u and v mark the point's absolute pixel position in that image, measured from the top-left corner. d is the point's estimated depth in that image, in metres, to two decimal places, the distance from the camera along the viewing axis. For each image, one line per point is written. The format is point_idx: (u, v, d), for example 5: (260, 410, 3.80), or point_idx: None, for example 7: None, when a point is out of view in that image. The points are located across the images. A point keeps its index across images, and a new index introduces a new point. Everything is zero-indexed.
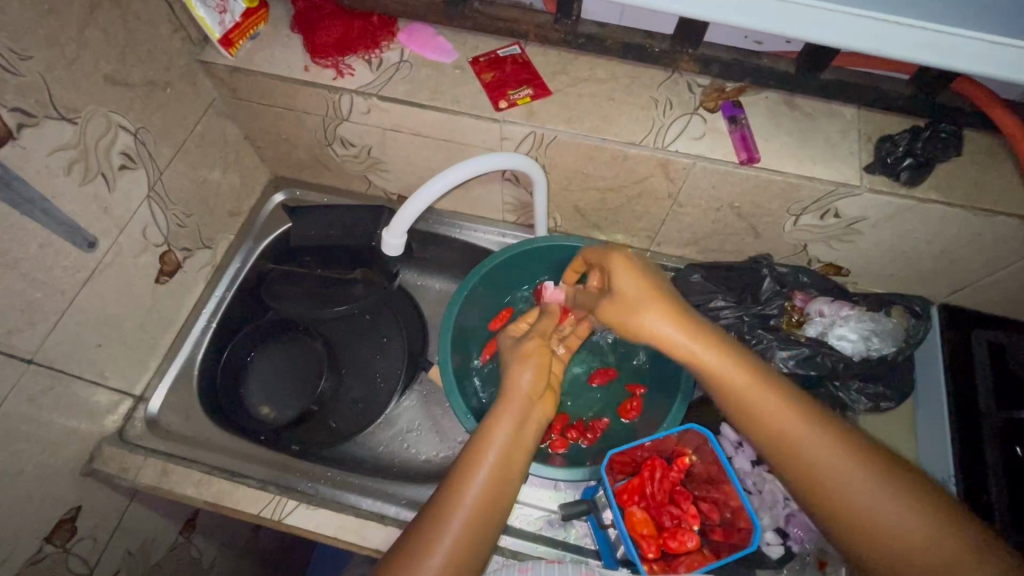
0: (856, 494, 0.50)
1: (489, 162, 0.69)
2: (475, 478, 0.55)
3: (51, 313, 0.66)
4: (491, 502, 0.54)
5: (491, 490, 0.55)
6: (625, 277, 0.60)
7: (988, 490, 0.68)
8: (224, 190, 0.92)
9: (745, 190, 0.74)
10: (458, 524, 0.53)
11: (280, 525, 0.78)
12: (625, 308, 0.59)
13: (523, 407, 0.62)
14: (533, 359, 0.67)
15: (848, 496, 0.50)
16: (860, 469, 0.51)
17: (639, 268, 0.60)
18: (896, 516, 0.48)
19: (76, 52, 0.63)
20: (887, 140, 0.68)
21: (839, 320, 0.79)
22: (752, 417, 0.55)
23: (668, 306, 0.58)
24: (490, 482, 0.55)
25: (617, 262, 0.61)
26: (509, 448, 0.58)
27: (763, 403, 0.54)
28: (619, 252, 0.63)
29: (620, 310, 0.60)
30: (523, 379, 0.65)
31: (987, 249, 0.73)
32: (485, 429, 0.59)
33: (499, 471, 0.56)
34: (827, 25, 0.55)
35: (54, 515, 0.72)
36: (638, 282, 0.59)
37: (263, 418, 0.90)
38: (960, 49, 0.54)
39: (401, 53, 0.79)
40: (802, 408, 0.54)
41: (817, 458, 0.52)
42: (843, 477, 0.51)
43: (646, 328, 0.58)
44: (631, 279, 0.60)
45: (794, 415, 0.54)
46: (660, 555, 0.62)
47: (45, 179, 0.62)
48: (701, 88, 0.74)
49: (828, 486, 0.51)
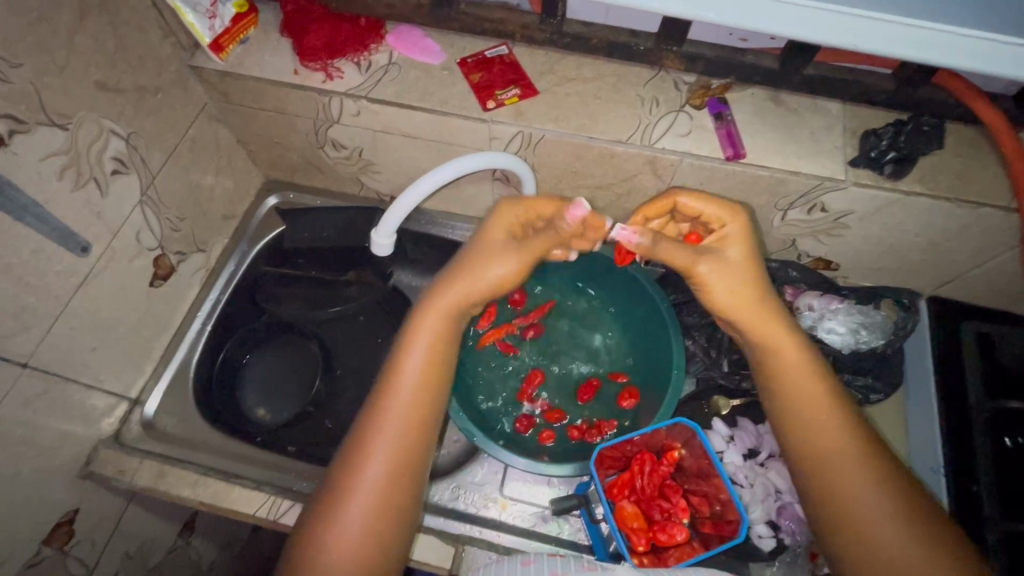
0: (857, 494, 0.55)
1: (476, 161, 0.69)
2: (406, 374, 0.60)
3: (45, 318, 0.67)
4: (420, 388, 0.60)
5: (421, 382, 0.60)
6: (735, 245, 0.61)
7: (977, 480, 0.70)
8: (217, 193, 0.92)
9: (732, 185, 0.74)
10: (394, 415, 0.59)
11: (275, 524, 0.78)
12: (728, 271, 0.60)
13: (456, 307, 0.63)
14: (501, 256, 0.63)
15: (848, 498, 0.55)
16: (872, 483, 0.55)
17: (751, 243, 0.61)
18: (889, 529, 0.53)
19: (67, 59, 0.64)
20: (870, 134, 0.69)
21: (827, 315, 0.80)
22: (800, 399, 0.59)
23: (757, 279, 0.61)
24: (418, 373, 0.60)
25: (733, 225, 0.61)
26: (434, 340, 0.61)
27: (809, 394, 0.59)
28: (741, 224, 0.61)
29: (721, 266, 0.60)
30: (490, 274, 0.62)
31: (973, 241, 0.74)
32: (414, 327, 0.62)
33: (428, 362, 0.61)
34: (807, 20, 0.55)
35: (51, 518, 0.73)
36: (746, 256, 0.61)
37: (261, 420, 0.91)
38: (938, 41, 0.54)
39: (390, 55, 0.79)
40: (843, 410, 0.59)
41: (832, 454, 0.57)
42: (852, 481, 0.55)
43: (746, 298, 0.61)
44: (741, 251, 0.61)
45: (832, 414, 0.58)
46: (650, 549, 0.63)
47: (37, 185, 0.63)
48: (687, 85, 0.75)
49: (834, 479, 0.56)
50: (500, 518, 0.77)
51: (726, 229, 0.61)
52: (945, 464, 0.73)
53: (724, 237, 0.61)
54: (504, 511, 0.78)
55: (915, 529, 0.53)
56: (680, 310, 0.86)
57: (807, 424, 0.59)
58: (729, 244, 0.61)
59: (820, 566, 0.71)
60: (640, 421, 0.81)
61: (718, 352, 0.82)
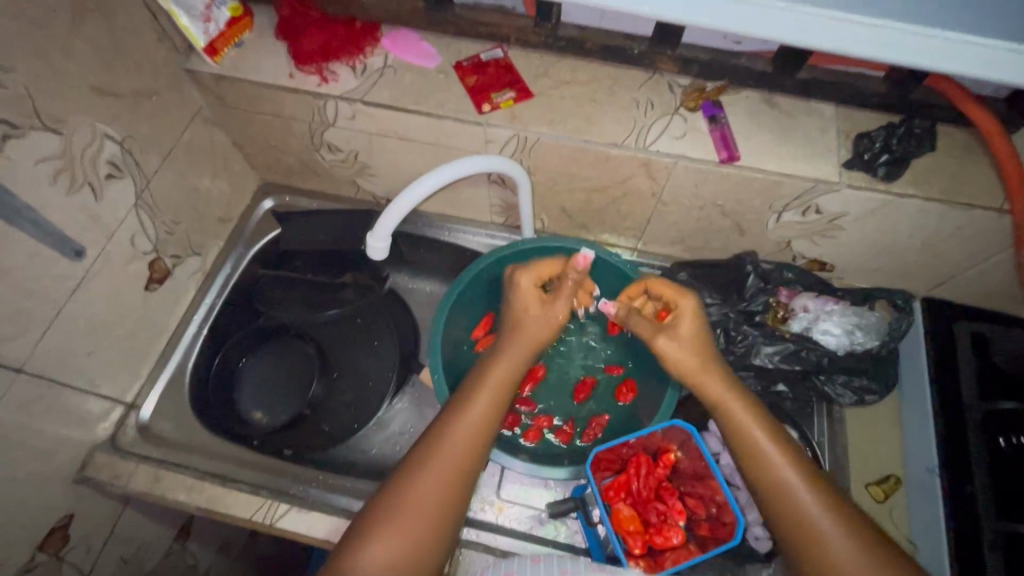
0: (839, 561, 0.53)
1: (473, 164, 0.70)
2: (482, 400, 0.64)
3: (40, 322, 0.67)
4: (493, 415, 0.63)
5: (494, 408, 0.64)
6: (687, 321, 0.67)
7: (971, 481, 0.70)
8: (213, 197, 0.92)
9: (727, 188, 0.75)
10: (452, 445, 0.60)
11: (273, 528, 0.78)
12: (689, 343, 0.66)
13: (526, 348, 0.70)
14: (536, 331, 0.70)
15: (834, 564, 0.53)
16: (854, 546, 0.53)
17: (699, 317, 0.67)
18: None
19: (61, 63, 0.64)
20: (863, 136, 0.70)
21: (823, 316, 0.81)
22: (753, 456, 0.59)
23: (704, 350, 0.66)
24: (494, 403, 0.64)
25: (684, 304, 0.68)
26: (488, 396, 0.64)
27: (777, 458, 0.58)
28: (691, 299, 0.68)
29: (675, 343, 0.66)
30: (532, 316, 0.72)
31: (966, 242, 0.74)
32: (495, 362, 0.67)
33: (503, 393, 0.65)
34: (800, 24, 0.55)
35: (46, 523, 0.72)
36: (695, 329, 0.67)
37: (257, 423, 0.91)
38: (929, 45, 0.55)
39: (385, 58, 0.79)
40: (812, 473, 0.58)
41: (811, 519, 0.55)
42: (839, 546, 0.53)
43: (706, 372, 0.64)
44: (693, 327, 0.67)
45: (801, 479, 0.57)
46: (647, 551, 0.63)
47: (31, 190, 0.62)
48: (682, 88, 0.75)
49: (816, 547, 0.54)
50: (497, 521, 0.77)
51: (680, 304, 0.68)
52: (940, 463, 0.72)
53: (679, 312, 0.68)
54: (501, 514, 0.78)
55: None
56: None
57: (778, 494, 0.57)
58: (684, 317, 0.67)
59: None
60: (641, 419, 0.83)
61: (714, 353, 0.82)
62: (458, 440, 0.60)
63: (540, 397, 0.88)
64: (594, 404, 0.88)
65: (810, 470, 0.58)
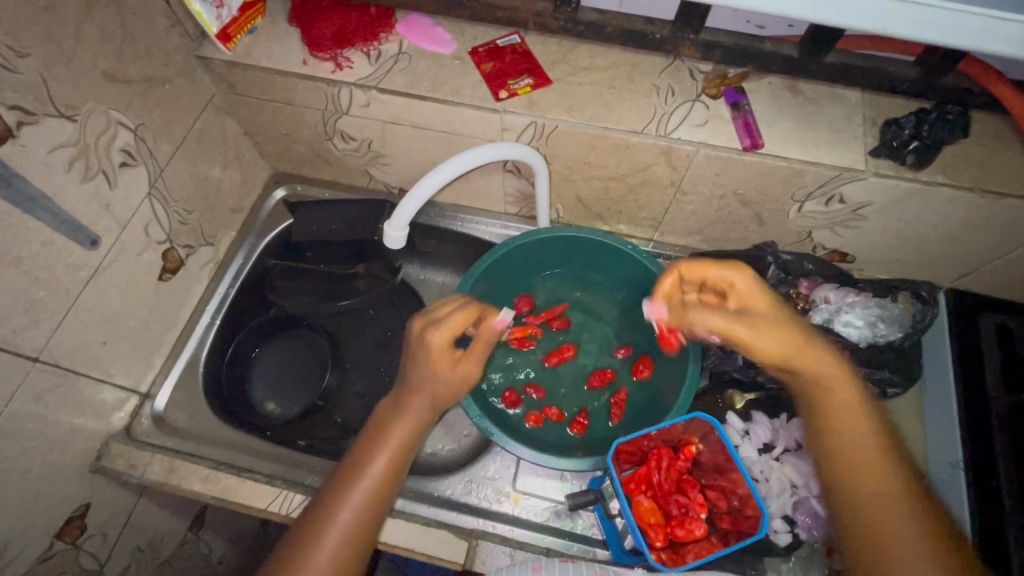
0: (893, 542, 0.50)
1: (490, 152, 0.68)
2: (374, 462, 0.57)
3: (55, 311, 0.67)
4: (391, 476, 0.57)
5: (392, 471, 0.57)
6: (754, 296, 0.59)
7: (999, 477, 0.68)
8: (225, 187, 0.91)
9: (749, 177, 0.73)
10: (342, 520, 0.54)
11: (288, 519, 0.78)
12: (761, 316, 0.58)
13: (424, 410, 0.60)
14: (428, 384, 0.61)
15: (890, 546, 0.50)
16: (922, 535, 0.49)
17: (762, 286, 0.60)
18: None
19: (74, 49, 0.63)
20: (892, 124, 0.67)
21: (845, 308, 0.78)
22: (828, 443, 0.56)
23: (774, 321, 0.58)
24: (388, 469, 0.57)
25: (739, 273, 0.59)
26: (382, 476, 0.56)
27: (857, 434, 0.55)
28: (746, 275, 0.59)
29: (752, 311, 0.59)
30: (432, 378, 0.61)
31: (994, 232, 0.72)
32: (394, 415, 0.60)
33: (399, 454, 0.58)
34: (832, 5, 0.54)
35: (63, 512, 0.72)
36: (764, 299, 0.59)
37: (269, 414, 0.91)
38: (967, 27, 0.53)
39: (400, 44, 0.78)
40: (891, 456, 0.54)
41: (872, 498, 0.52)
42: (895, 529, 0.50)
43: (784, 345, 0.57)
44: (761, 298, 0.59)
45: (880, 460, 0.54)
46: (668, 544, 0.62)
47: (45, 178, 0.62)
48: (703, 74, 0.74)
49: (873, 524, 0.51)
50: (514, 513, 0.77)
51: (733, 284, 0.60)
52: (965, 459, 0.72)
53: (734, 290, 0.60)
54: (516, 505, 0.77)
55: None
56: None
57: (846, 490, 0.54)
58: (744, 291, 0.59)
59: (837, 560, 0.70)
60: (662, 398, 0.82)
61: None
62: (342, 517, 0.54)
63: (558, 384, 0.88)
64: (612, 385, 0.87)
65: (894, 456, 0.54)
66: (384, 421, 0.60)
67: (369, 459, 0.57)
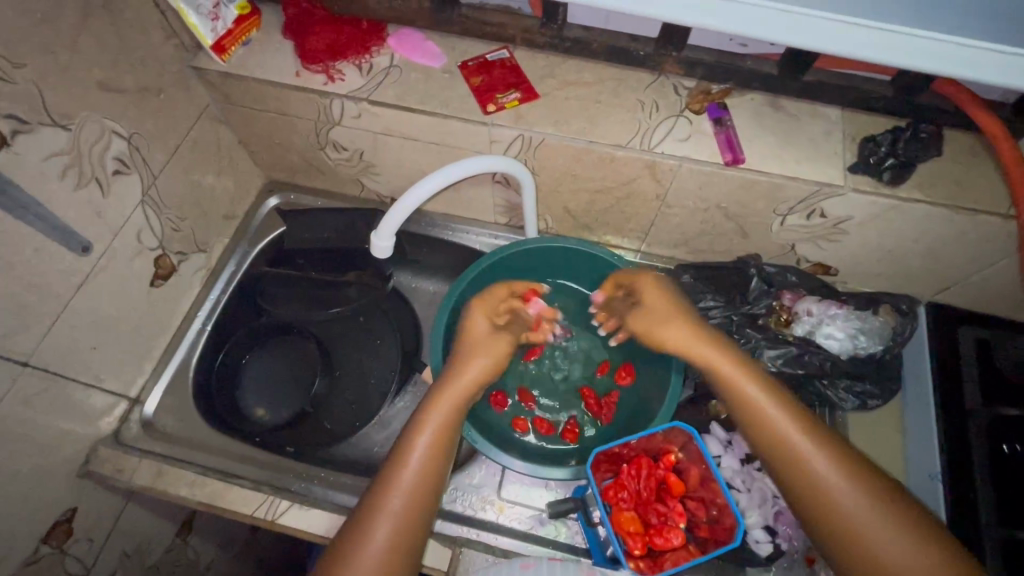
0: (840, 504, 0.54)
1: (475, 164, 0.70)
2: (408, 465, 0.59)
3: (46, 316, 0.67)
4: (428, 474, 0.60)
5: (428, 470, 0.60)
6: (654, 292, 0.71)
7: (975, 487, 0.70)
8: (218, 194, 0.93)
9: (731, 190, 0.75)
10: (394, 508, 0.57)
11: (274, 524, 0.78)
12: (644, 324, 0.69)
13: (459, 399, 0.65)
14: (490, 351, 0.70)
15: (831, 505, 0.54)
16: (852, 485, 0.54)
17: (663, 285, 0.71)
18: (891, 546, 0.51)
19: (70, 59, 0.64)
20: (869, 141, 0.69)
21: (827, 320, 0.80)
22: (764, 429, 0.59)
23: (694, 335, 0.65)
24: (432, 448, 0.61)
25: (643, 281, 0.72)
26: (430, 450, 0.61)
27: (769, 411, 0.59)
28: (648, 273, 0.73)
29: (643, 320, 0.70)
30: (472, 368, 0.67)
31: (970, 248, 0.74)
32: (421, 414, 0.63)
33: (440, 437, 0.62)
34: (806, 27, 0.55)
35: (50, 516, 0.73)
36: (661, 294, 0.70)
37: (258, 420, 0.92)
38: (935, 50, 0.55)
39: (391, 58, 0.80)
40: (804, 417, 0.59)
41: (810, 465, 0.56)
42: (835, 489, 0.54)
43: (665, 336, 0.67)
44: (656, 294, 0.70)
45: (792, 426, 0.58)
46: (646, 552, 0.63)
47: (39, 185, 0.63)
48: (687, 90, 0.75)
49: (811, 486, 0.55)
50: (498, 520, 0.77)
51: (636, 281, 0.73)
52: (942, 469, 0.72)
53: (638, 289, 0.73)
54: (502, 513, 0.78)
55: (919, 545, 0.51)
56: None
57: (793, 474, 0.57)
58: (648, 290, 0.71)
59: (817, 571, 0.70)
60: (647, 402, 0.83)
61: None
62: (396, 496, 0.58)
63: (546, 390, 0.89)
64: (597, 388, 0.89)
65: (799, 415, 0.59)
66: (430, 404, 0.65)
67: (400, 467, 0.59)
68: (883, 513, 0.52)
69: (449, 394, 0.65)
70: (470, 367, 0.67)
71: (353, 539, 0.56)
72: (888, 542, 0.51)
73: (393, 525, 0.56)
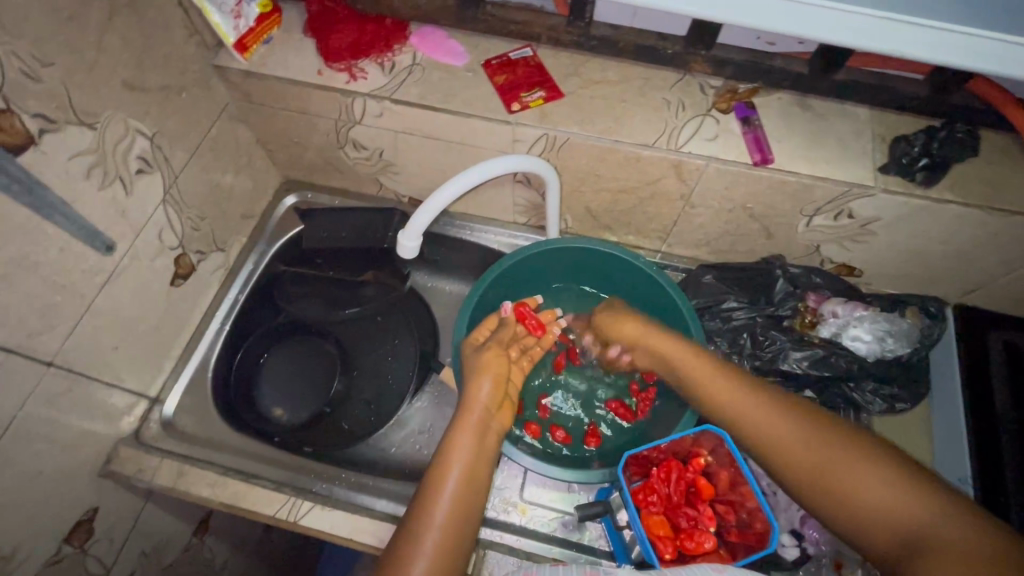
0: (794, 452, 0.53)
1: (502, 165, 0.69)
2: (447, 485, 0.57)
3: (69, 316, 0.67)
4: (466, 490, 0.57)
5: (462, 496, 0.57)
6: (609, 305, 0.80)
7: (1006, 493, 0.69)
8: (237, 193, 0.92)
9: (758, 191, 0.74)
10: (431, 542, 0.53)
11: (296, 525, 0.78)
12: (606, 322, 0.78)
13: (482, 418, 0.64)
14: (490, 369, 0.69)
15: (785, 455, 0.54)
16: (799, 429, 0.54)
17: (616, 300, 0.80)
18: (851, 479, 0.49)
19: (95, 57, 0.64)
20: (901, 140, 0.68)
21: (852, 322, 0.78)
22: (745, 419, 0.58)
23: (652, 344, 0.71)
24: (465, 474, 0.58)
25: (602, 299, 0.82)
26: (464, 475, 0.58)
27: (714, 386, 0.62)
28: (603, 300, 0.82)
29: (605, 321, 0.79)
30: (482, 391, 0.67)
31: (1001, 250, 0.73)
32: (446, 444, 0.61)
33: (469, 462, 0.59)
34: (844, 25, 0.54)
35: (71, 516, 0.73)
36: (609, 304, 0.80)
37: (278, 420, 0.92)
38: (976, 48, 0.54)
39: (414, 56, 0.79)
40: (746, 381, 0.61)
41: (761, 424, 0.57)
42: (782, 439, 0.54)
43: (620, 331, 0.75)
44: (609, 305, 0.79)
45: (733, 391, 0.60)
46: (677, 556, 0.62)
47: (65, 184, 0.62)
48: (713, 89, 0.74)
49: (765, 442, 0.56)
50: (521, 523, 0.77)
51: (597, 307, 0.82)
52: (972, 473, 0.72)
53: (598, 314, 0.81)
54: (524, 516, 0.77)
55: (881, 472, 0.48)
56: (702, 313, 0.85)
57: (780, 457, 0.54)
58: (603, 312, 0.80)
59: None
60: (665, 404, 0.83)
61: (740, 358, 0.82)
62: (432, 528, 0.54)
63: (569, 391, 0.89)
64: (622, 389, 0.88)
65: (746, 381, 0.61)
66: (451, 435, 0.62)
67: (438, 487, 0.57)
68: (834, 447, 0.51)
69: (468, 422, 0.63)
70: (479, 390, 0.67)
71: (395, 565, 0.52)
72: (847, 477, 0.49)
73: (438, 545, 0.53)
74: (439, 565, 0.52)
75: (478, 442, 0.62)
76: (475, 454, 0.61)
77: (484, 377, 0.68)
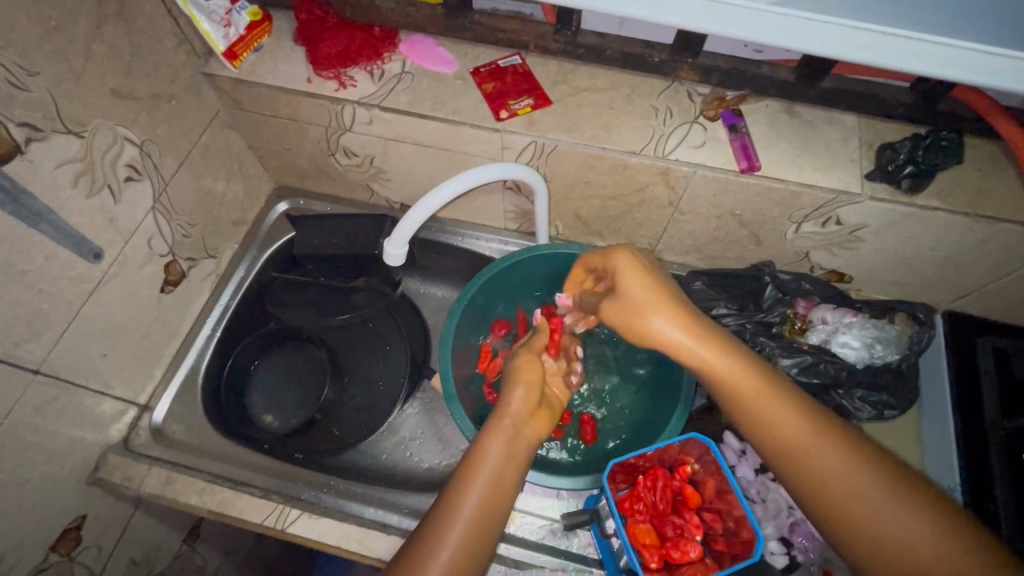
0: (839, 486, 0.50)
1: (489, 173, 0.69)
2: (474, 486, 0.56)
3: (57, 324, 0.67)
4: (494, 493, 0.57)
5: (491, 500, 0.56)
6: (632, 278, 0.60)
7: (994, 498, 0.69)
8: (228, 199, 0.92)
9: (746, 198, 0.74)
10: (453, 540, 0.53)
11: (284, 533, 0.77)
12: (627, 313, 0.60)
13: (518, 419, 0.63)
14: (527, 375, 0.67)
15: (786, 442, 0.53)
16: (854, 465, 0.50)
17: (644, 270, 0.61)
18: (900, 525, 0.47)
19: (83, 66, 0.64)
20: (887, 147, 0.68)
21: (841, 328, 0.80)
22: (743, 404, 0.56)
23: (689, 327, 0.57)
24: (499, 473, 0.58)
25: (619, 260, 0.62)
26: (496, 476, 0.57)
27: (766, 404, 0.55)
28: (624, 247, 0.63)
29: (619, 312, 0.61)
30: (516, 397, 0.64)
31: (990, 256, 0.73)
32: (479, 444, 0.60)
33: (506, 461, 0.59)
34: (826, 35, 0.54)
35: (58, 525, 0.72)
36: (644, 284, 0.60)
37: (266, 427, 0.91)
38: (960, 59, 0.53)
39: (403, 64, 0.79)
40: (789, 396, 0.55)
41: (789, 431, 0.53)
42: (837, 484, 0.50)
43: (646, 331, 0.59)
44: (635, 281, 0.60)
45: (785, 410, 0.54)
46: (662, 565, 0.63)
47: (52, 192, 0.63)
48: (701, 97, 0.75)
49: (807, 466, 0.52)
50: (509, 530, 0.76)
51: (610, 256, 0.63)
52: (963, 483, 0.72)
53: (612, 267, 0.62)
54: (512, 523, 0.77)
55: (868, 480, 0.50)
56: None
57: (773, 442, 0.54)
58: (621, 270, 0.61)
59: None
60: (659, 401, 0.83)
61: None
62: (459, 523, 0.54)
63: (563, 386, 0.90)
64: (611, 391, 0.89)
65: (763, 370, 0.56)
66: (480, 441, 0.61)
67: (470, 483, 0.56)
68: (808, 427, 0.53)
69: (503, 423, 0.62)
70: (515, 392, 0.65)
71: (415, 558, 0.53)
72: (840, 468, 0.51)
73: (461, 540, 0.53)
74: (463, 555, 0.53)
75: (512, 443, 0.61)
76: (506, 454, 0.60)
77: (518, 386, 0.66)
